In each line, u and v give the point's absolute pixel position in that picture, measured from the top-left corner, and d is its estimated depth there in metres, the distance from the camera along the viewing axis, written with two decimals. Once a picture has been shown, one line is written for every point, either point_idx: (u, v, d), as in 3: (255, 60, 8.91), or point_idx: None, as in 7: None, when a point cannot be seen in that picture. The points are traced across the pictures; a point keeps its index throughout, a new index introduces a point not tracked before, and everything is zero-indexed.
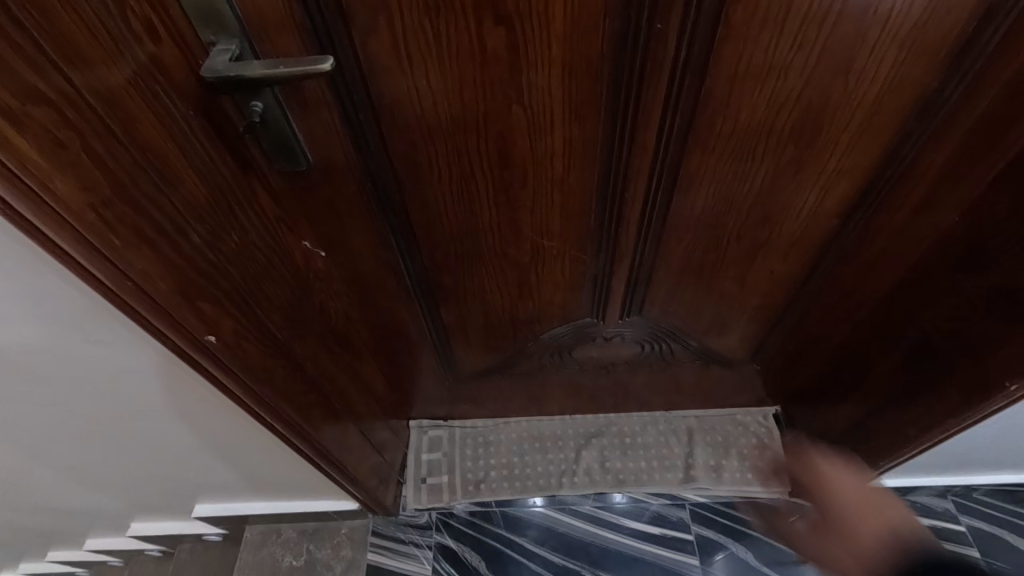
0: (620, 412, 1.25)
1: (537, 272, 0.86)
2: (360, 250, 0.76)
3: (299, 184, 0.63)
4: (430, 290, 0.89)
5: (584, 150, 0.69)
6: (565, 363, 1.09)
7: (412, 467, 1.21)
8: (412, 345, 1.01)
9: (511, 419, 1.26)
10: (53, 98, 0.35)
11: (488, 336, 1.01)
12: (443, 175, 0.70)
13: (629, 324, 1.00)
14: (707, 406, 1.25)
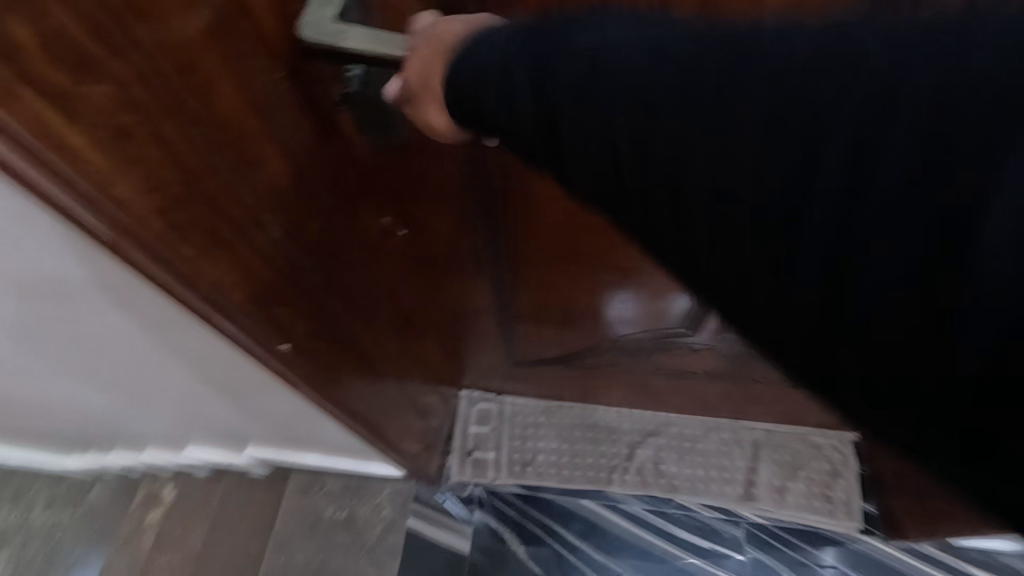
0: (684, 414, 1.16)
1: (636, 272, 0.76)
2: (437, 228, 0.67)
3: (388, 155, 0.52)
4: (510, 276, 0.80)
5: None
6: (638, 362, 1.01)
7: (458, 438, 1.18)
8: (477, 320, 0.94)
9: (564, 404, 1.20)
10: (116, 75, 0.27)
11: (561, 326, 0.93)
12: None
13: (727, 338, 0.89)
14: (782, 422, 1.14)
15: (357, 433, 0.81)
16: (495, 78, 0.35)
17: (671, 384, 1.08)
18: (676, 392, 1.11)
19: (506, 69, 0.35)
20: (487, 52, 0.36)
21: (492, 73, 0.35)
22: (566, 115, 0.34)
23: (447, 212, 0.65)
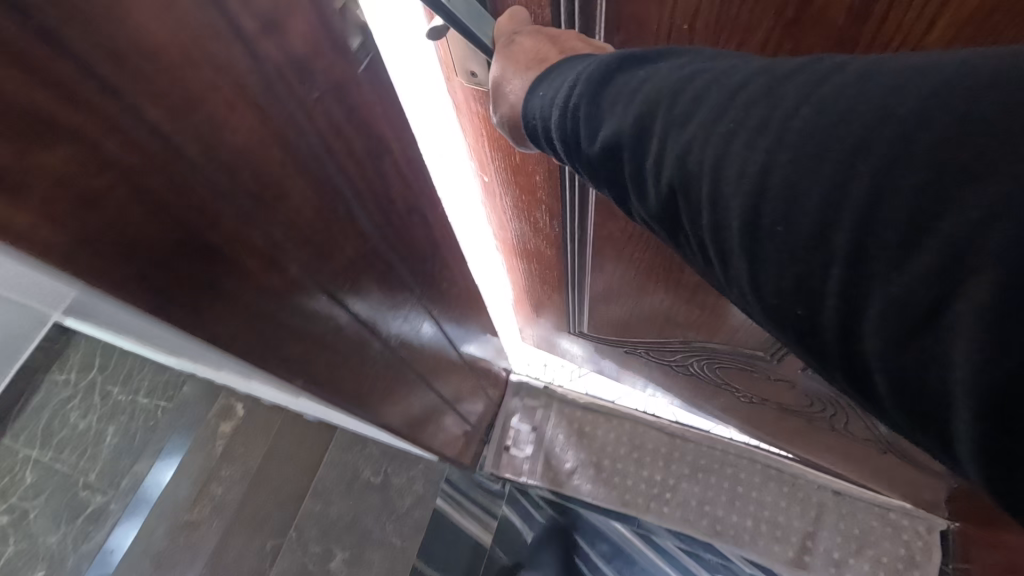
0: (742, 454, 1.09)
1: (714, 325, 0.68)
2: (517, 188, 0.60)
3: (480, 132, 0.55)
4: (586, 270, 0.71)
5: None
6: (703, 376, 0.90)
7: (497, 430, 1.18)
8: (545, 290, 0.89)
9: (615, 417, 1.17)
10: (90, 134, 0.21)
11: (629, 326, 0.84)
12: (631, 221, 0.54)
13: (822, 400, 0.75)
14: (855, 487, 1.03)
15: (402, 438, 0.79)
16: (563, 80, 0.33)
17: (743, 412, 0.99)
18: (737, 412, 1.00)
19: (574, 86, 0.32)
20: (564, 74, 0.33)
21: (563, 121, 0.33)
22: (611, 85, 0.30)
23: (527, 182, 0.57)
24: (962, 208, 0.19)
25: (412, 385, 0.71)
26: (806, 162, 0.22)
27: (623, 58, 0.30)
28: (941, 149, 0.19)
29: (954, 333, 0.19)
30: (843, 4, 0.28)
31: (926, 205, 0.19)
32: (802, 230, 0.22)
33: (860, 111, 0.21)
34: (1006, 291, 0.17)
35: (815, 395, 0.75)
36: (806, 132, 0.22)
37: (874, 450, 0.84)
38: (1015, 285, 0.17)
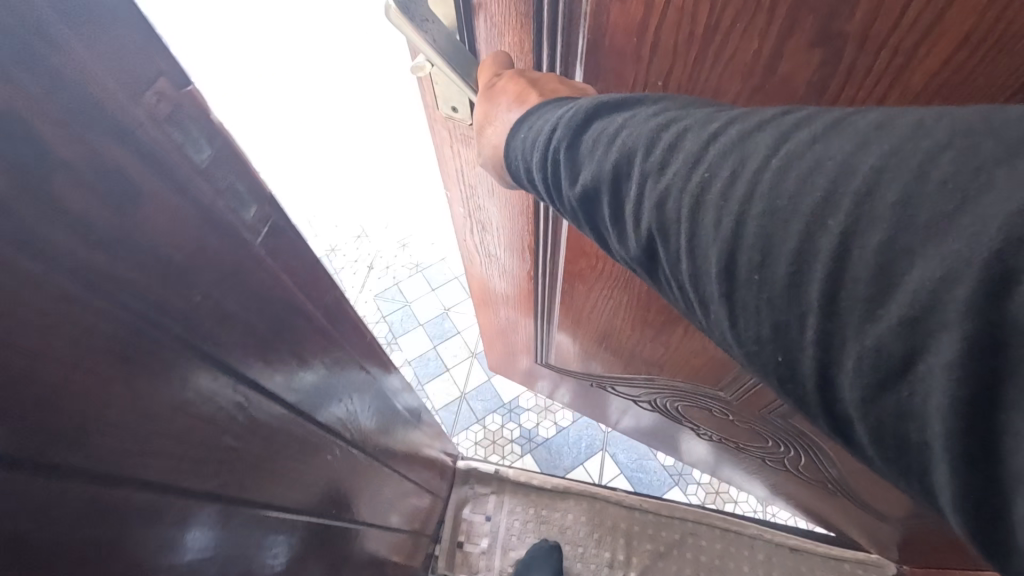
0: (703, 519, 1.08)
1: (670, 363, 0.73)
2: (495, 218, 0.66)
3: (462, 164, 0.62)
4: (555, 303, 0.76)
5: None
6: (660, 410, 0.94)
7: (448, 528, 1.08)
8: (515, 324, 0.95)
9: (571, 492, 1.13)
10: None
11: (593, 362, 0.89)
12: (591, 262, 0.61)
13: (769, 430, 0.79)
14: (806, 539, 1.05)
15: (359, 524, 0.71)
16: (533, 121, 0.38)
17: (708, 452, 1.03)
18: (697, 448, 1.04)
19: (542, 137, 0.36)
20: (535, 123, 0.37)
21: (543, 163, 0.36)
22: (578, 135, 0.34)
23: (501, 211, 0.63)
24: (926, 266, 0.20)
25: (364, 448, 0.67)
26: (772, 218, 0.25)
27: (598, 107, 0.33)
28: (903, 209, 0.21)
29: (930, 384, 0.21)
30: (803, 79, 0.34)
31: (891, 258, 0.21)
32: (775, 280, 0.25)
33: (827, 163, 0.24)
34: (967, 366, 0.19)
35: (765, 431, 0.79)
36: (778, 186, 0.25)
37: (824, 489, 0.88)
38: (974, 359, 0.19)
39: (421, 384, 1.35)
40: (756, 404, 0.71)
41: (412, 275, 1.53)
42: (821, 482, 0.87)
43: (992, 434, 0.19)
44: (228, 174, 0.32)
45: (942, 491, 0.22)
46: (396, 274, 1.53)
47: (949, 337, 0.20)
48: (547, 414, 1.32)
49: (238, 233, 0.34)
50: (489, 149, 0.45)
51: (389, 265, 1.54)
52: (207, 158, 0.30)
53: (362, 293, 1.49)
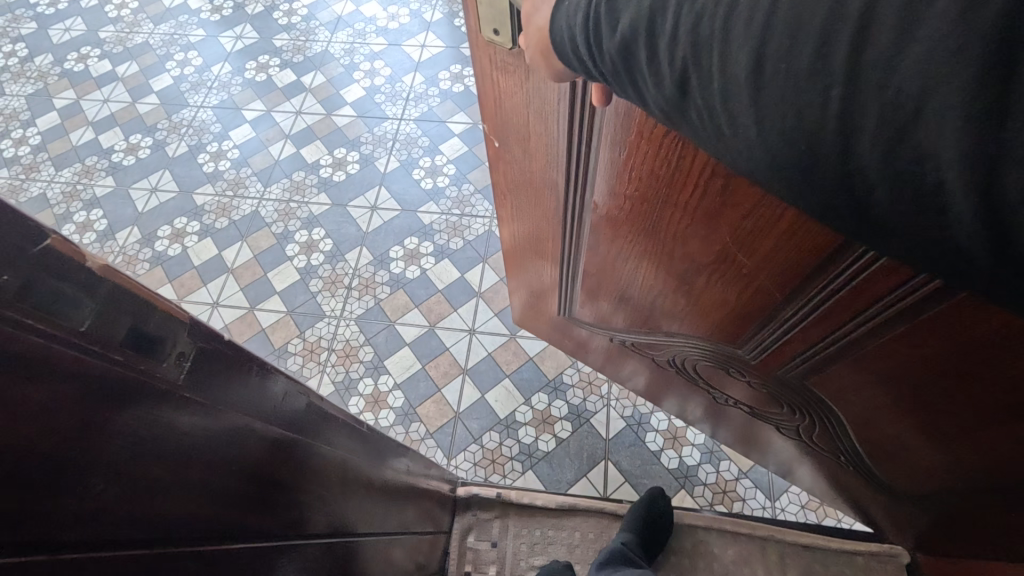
0: (712, 526, 1.07)
1: (687, 311, 0.77)
2: (531, 152, 0.72)
3: (503, 95, 0.67)
4: (581, 237, 0.81)
5: (764, 294, 0.62)
6: (678, 370, 0.97)
7: (453, 558, 1.06)
8: (540, 265, 1.00)
9: (579, 510, 1.11)
10: None
11: (612, 310, 0.93)
12: (619, 200, 0.67)
13: (775, 391, 0.81)
14: (818, 537, 1.03)
15: None
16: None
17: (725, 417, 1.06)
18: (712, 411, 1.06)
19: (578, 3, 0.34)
20: None
21: (587, 27, 0.34)
22: None
23: (532, 138, 0.69)
24: None
25: (356, 501, 0.62)
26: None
27: None
28: None
29: (942, 122, 0.22)
30: None
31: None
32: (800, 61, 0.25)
33: None
34: (987, 75, 0.21)
35: (771, 392, 0.82)
36: None
37: (836, 459, 0.89)
38: (992, 69, 0.21)
39: (412, 408, 1.30)
40: (774, 362, 0.73)
41: (392, 291, 1.46)
42: (832, 452, 0.87)
43: (1001, 146, 0.21)
44: (125, 323, 0.25)
45: (966, 216, 0.23)
46: (375, 292, 1.46)
47: (950, 108, 0.22)
48: (545, 427, 1.27)
49: (143, 387, 0.27)
50: (535, 45, 0.42)
51: (368, 283, 1.48)
52: (88, 321, 0.23)
53: (343, 317, 1.43)
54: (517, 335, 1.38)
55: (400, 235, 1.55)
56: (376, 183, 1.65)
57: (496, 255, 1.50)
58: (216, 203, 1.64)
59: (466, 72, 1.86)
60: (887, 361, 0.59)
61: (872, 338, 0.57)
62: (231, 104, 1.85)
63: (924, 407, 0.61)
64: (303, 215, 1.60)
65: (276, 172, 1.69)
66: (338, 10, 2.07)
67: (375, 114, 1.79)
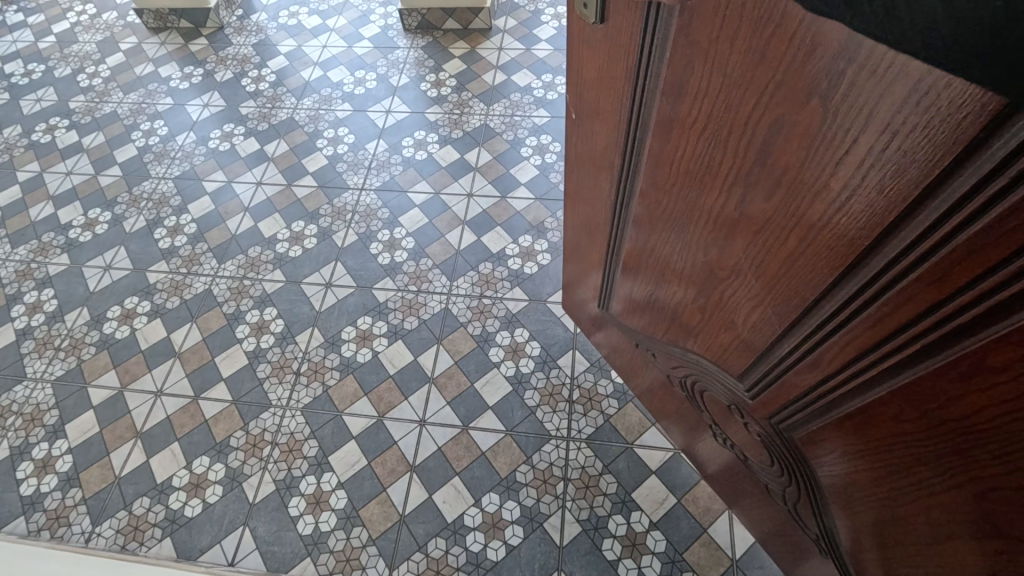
0: None
1: (711, 308, 0.76)
2: (602, 107, 0.75)
3: (589, 47, 0.70)
4: (632, 211, 0.82)
5: (784, 293, 0.61)
6: (688, 393, 1.01)
7: None
8: (592, 253, 1.06)
9: None
10: None
11: (642, 311, 0.97)
12: (670, 171, 0.68)
13: (772, 436, 0.81)
14: None
15: None
16: None
17: (729, 479, 1.07)
18: (714, 457, 1.08)
19: None
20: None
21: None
22: None
23: (608, 93, 0.72)
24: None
25: None
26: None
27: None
28: None
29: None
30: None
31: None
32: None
33: None
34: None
35: (763, 439, 0.84)
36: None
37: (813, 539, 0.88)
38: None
39: (355, 510, 1.22)
40: (773, 405, 0.76)
41: (342, 377, 1.40)
42: (816, 531, 0.86)
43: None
44: None
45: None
46: (325, 378, 1.40)
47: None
48: (495, 532, 1.18)
49: None
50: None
51: (318, 368, 1.42)
52: None
53: (290, 406, 1.37)
54: (470, 427, 1.30)
55: (353, 315, 1.49)
56: (332, 259, 1.60)
57: (452, 335, 1.44)
58: (169, 280, 1.60)
59: (429, 138, 1.83)
60: (867, 428, 0.61)
61: (856, 396, 0.60)
62: (192, 175, 1.83)
63: (896, 490, 0.61)
64: (256, 294, 1.56)
65: (231, 247, 1.65)
66: (306, 75, 2.06)
67: (336, 184, 1.76)
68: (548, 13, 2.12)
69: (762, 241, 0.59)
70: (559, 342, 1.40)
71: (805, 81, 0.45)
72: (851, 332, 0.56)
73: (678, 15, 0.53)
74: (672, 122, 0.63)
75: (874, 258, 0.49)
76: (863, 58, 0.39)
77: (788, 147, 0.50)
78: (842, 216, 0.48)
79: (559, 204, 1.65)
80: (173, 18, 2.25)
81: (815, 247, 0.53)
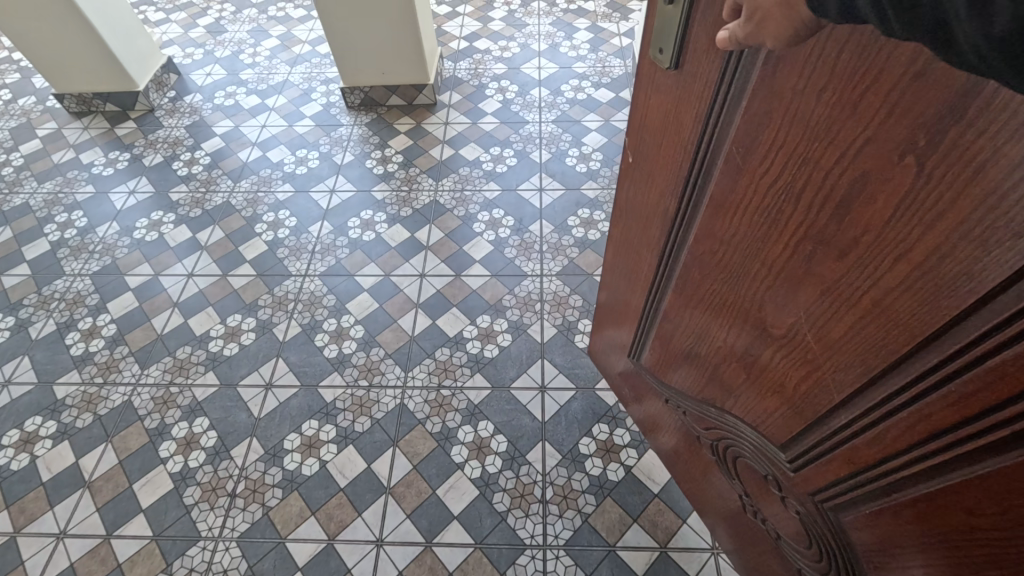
0: None
1: (751, 377, 0.65)
2: (657, 153, 0.68)
3: (655, 93, 0.64)
4: (676, 266, 0.74)
5: (842, 370, 0.50)
6: (719, 458, 0.88)
7: None
8: (630, 303, 0.96)
9: None
10: None
11: (676, 370, 0.87)
12: (722, 225, 0.60)
13: (811, 515, 0.67)
14: None
15: None
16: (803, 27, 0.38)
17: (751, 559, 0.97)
18: (744, 533, 0.95)
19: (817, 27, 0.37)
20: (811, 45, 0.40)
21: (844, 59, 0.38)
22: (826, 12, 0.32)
23: (665, 141, 0.65)
24: None
25: None
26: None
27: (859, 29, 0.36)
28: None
29: None
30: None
31: None
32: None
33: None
34: None
35: (802, 517, 0.71)
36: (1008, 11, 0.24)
37: None
38: None
39: None
40: (816, 481, 0.63)
41: (285, 496, 1.23)
42: None
43: None
44: None
45: None
46: (265, 499, 1.23)
47: None
48: None
49: None
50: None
51: (256, 487, 1.25)
52: None
53: (223, 537, 1.18)
54: (434, 544, 1.15)
55: (297, 420, 1.34)
56: (272, 355, 1.46)
57: (408, 435, 1.31)
58: (81, 393, 1.41)
59: (377, 218, 1.76)
60: (929, 524, 0.48)
61: (921, 481, 0.48)
62: (114, 269, 1.67)
63: None
64: (184, 403, 1.38)
65: (156, 350, 1.48)
66: (244, 157, 1.97)
67: (277, 271, 1.64)
68: (492, 88, 2.15)
69: (824, 303, 0.49)
70: (526, 435, 1.30)
71: (898, 134, 0.37)
72: (921, 410, 0.45)
73: (761, 58, 0.46)
74: (732, 172, 0.55)
75: (958, 331, 0.39)
76: (971, 116, 0.32)
77: (872, 203, 0.41)
78: (926, 287, 0.39)
79: (516, 280, 1.58)
80: (97, 102, 2.13)
81: (887, 320, 0.44)
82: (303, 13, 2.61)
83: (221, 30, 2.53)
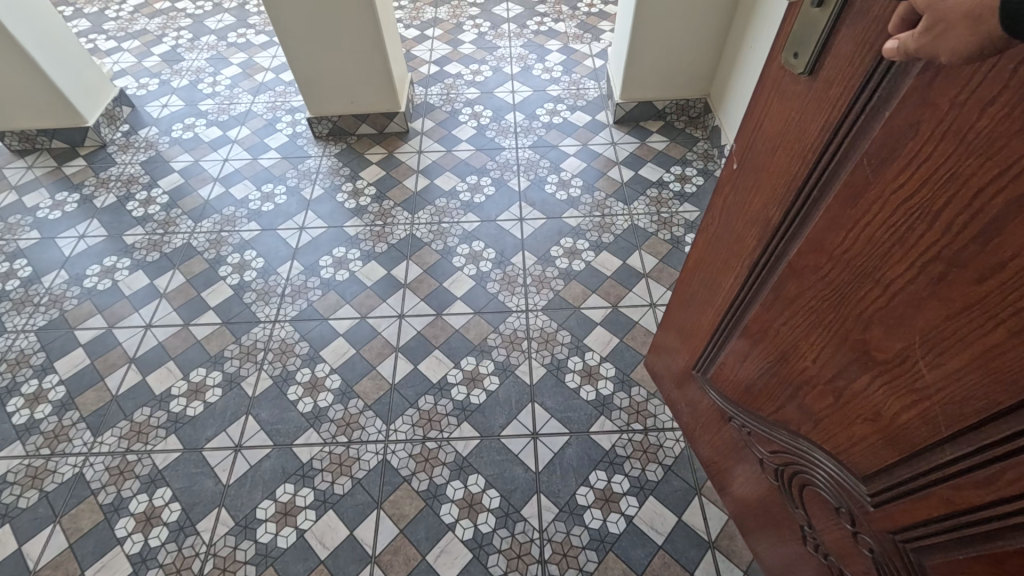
0: None
1: (842, 403, 0.61)
2: (765, 163, 0.64)
3: (774, 99, 0.60)
4: (768, 280, 0.69)
5: (962, 403, 0.46)
6: (783, 486, 0.83)
7: None
8: (704, 316, 0.91)
9: None
10: None
11: (748, 390, 0.82)
12: (834, 241, 0.56)
13: (889, 556, 0.62)
14: None
15: None
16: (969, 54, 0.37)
17: None
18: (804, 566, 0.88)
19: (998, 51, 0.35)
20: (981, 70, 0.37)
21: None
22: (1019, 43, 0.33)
23: (779, 149, 0.61)
24: None
25: None
26: None
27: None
28: None
29: None
30: None
31: None
32: None
33: None
34: None
35: (875, 557, 0.66)
36: None
37: None
38: None
39: None
40: (903, 519, 0.58)
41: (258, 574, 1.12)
42: None
43: None
44: None
45: None
46: None
47: None
48: None
49: None
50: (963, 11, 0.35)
51: (226, 565, 1.13)
52: None
53: None
54: None
55: (270, 485, 1.24)
56: (241, 412, 1.35)
57: (393, 496, 1.21)
58: (24, 468, 1.27)
59: (350, 255, 1.66)
60: None
61: None
62: (62, 322, 1.53)
63: None
64: (143, 472, 1.26)
65: (110, 413, 1.35)
66: (205, 194, 1.86)
67: (243, 318, 1.53)
68: (465, 114, 2.09)
69: (949, 329, 0.45)
70: (520, 488, 1.22)
71: None
72: None
73: (917, 71, 0.42)
74: (858, 185, 0.51)
75: None
76: None
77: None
78: None
79: (500, 316, 1.51)
80: (42, 139, 1.99)
81: None
82: (264, 39, 2.51)
83: (178, 59, 2.41)
